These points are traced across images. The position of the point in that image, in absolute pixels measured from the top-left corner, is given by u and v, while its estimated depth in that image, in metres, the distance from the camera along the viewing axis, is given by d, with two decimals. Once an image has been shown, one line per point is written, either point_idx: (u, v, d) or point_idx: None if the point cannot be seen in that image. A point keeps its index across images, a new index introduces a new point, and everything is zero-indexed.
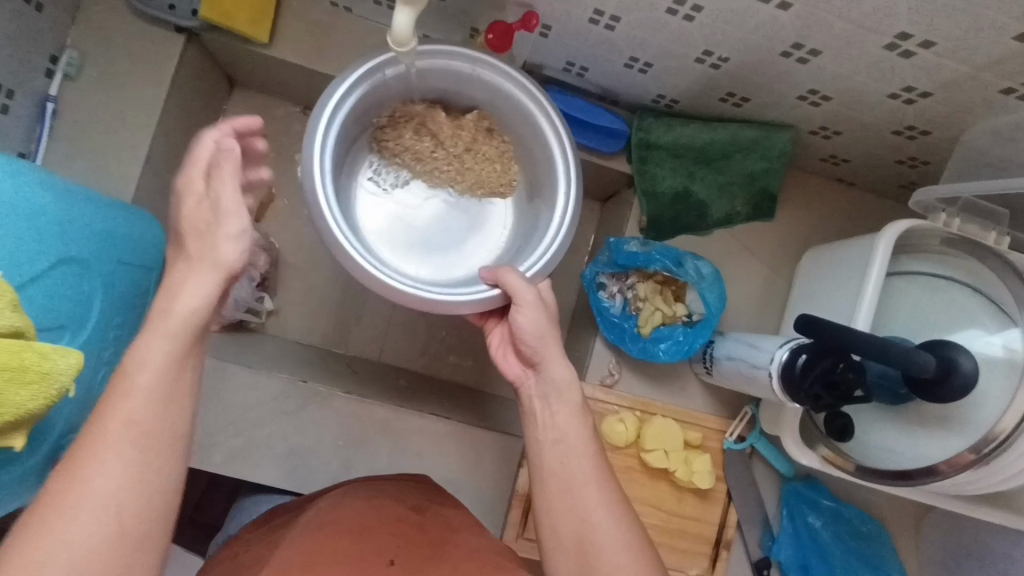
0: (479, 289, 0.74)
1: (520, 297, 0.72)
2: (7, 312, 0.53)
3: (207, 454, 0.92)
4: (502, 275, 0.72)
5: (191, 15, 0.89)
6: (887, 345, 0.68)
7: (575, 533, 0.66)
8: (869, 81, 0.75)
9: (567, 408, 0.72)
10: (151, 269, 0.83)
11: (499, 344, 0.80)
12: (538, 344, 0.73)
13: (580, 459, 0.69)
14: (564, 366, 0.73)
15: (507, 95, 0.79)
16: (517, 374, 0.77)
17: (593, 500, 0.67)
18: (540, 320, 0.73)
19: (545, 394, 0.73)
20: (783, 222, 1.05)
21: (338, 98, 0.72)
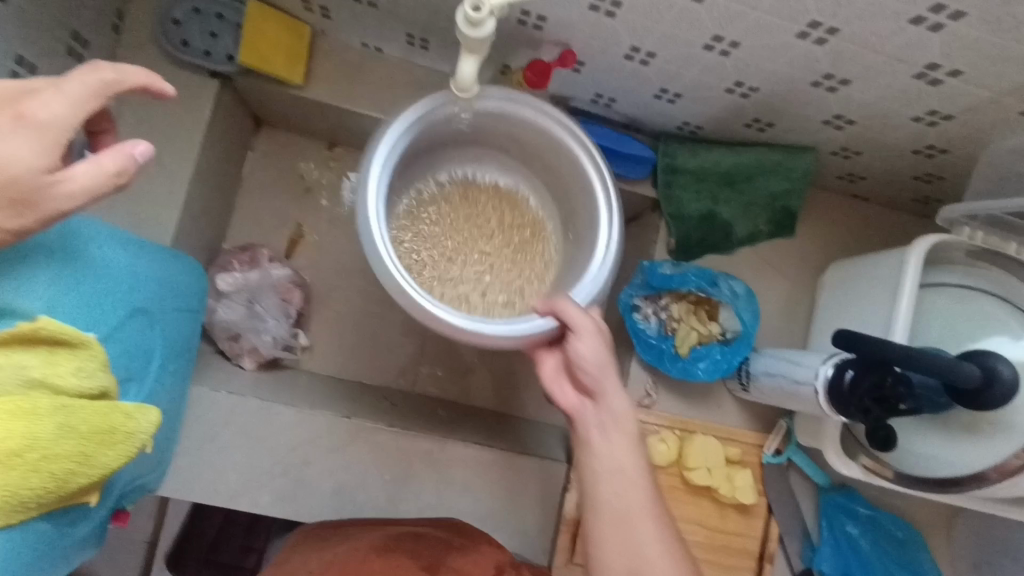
0: (531, 322, 0.75)
1: (581, 327, 0.72)
2: (96, 371, 0.54)
3: (256, 496, 0.92)
4: (560, 304, 0.73)
5: (227, 60, 0.89)
6: (930, 355, 0.70)
7: (627, 567, 0.68)
8: (894, 106, 0.80)
9: (624, 441, 0.72)
10: (195, 313, 0.84)
11: (552, 372, 0.78)
12: (600, 376, 0.72)
13: (637, 486, 0.70)
14: (622, 398, 0.73)
15: (552, 142, 0.83)
16: (573, 402, 0.75)
17: (649, 534, 0.68)
18: (602, 353, 0.72)
19: (603, 425, 0.73)
20: (804, 239, 1.09)
21: (395, 131, 0.75)
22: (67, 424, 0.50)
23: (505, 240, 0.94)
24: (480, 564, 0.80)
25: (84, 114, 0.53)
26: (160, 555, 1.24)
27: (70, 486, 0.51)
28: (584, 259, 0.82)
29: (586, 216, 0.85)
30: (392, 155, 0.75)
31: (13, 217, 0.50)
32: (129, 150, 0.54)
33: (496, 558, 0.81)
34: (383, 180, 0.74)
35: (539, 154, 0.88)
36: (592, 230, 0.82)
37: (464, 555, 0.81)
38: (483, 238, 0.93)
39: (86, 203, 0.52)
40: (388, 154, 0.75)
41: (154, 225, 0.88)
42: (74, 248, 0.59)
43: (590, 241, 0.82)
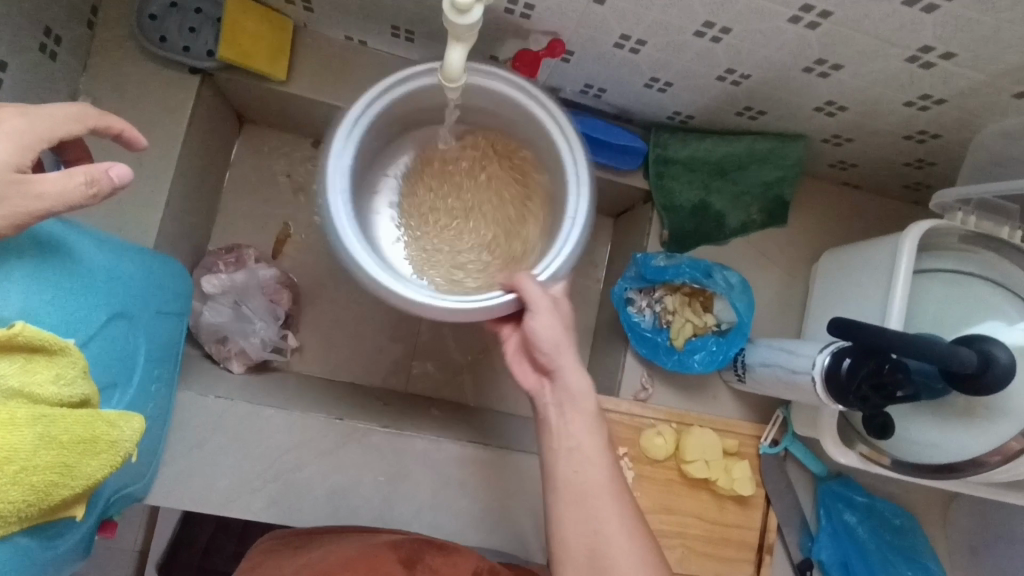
0: (491, 295, 0.71)
1: (536, 305, 0.69)
2: (78, 379, 0.52)
3: (248, 501, 0.90)
4: (519, 281, 0.70)
5: (208, 56, 0.87)
6: (924, 340, 0.69)
7: (586, 545, 0.66)
8: (887, 91, 0.79)
9: (583, 419, 0.71)
10: (179, 315, 0.82)
11: (513, 350, 0.78)
12: (555, 352, 0.72)
13: (598, 464, 0.70)
14: (581, 376, 0.72)
15: (523, 112, 0.78)
16: (533, 384, 0.76)
17: (606, 511, 0.67)
18: (556, 329, 0.71)
19: (561, 403, 0.72)
20: (798, 228, 1.08)
21: (364, 103, 0.72)
22: (47, 434, 0.49)
23: (497, 199, 0.84)
24: (458, 567, 0.80)
25: (60, 136, 0.52)
26: (150, 561, 1.22)
27: (52, 497, 0.50)
28: (557, 229, 0.76)
29: (558, 197, 0.78)
30: (363, 119, 0.73)
31: None
32: (107, 169, 0.52)
33: (474, 566, 0.81)
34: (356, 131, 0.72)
35: (518, 135, 0.83)
36: (561, 216, 0.76)
37: (444, 556, 0.81)
38: (468, 195, 0.84)
39: (58, 210, 0.49)
40: (361, 119, 0.73)
41: (136, 227, 0.86)
42: (53, 249, 0.57)
43: (559, 228, 0.76)
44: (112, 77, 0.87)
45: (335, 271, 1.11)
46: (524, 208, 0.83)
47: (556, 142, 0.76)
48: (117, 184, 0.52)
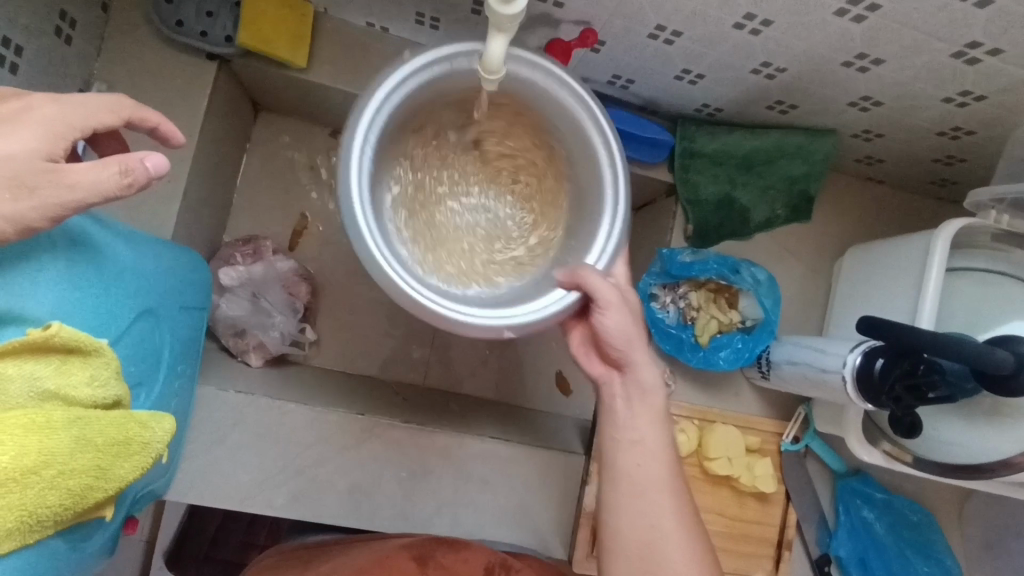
0: (553, 297, 0.69)
1: (606, 300, 0.66)
2: (111, 380, 0.51)
3: (268, 497, 0.89)
4: (583, 275, 0.66)
5: (225, 41, 0.84)
6: (962, 340, 0.68)
7: (641, 539, 0.67)
8: (926, 87, 0.78)
9: (650, 413, 0.71)
10: (200, 310, 0.80)
11: (579, 344, 0.77)
12: (628, 348, 0.70)
13: (657, 461, 0.70)
14: (652, 370, 0.71)
15: (561, 109, 0.70)
16: (601, 374, 0.75)
17: (664, 507, 0.68)
18: (629, 324, 0.69)
19: (630, 395, 0.72)
20: (822, 223, 1.07)
21: (383, 93, 0.64)
22: (83, 437, 0.47)
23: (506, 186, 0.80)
24: (470, 563, 0.79)
25: (93, 126, 0.50)
26: (159, 549, 1.21)
27: (87, 501, 0.49)
28: (586, 220, 0.72)
29: (589, 197, 0.72)
30: (382, 112, 0.64)
31: (7, 201, 0.44)
32: (142, 157, 0.47)
33: (486, 559, 0.81)
34: (368, 147, 0.63)
35: (545, 123, 0.74)
36: (593, 211, 0.72)
37: (455, 552, 0.80)
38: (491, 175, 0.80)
39: (91, 201, 0.46)
40: (377, 117, 0.64)
41: (154, 218, 0.83)
42: (82, 245, 0.54)
43: (591, 225, 0.72)
44: (128, 63, 0.84)
45: (351, 262, 1.10)
46: (539, 200, 0.80)
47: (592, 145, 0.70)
48: (153, 174, 0.48)
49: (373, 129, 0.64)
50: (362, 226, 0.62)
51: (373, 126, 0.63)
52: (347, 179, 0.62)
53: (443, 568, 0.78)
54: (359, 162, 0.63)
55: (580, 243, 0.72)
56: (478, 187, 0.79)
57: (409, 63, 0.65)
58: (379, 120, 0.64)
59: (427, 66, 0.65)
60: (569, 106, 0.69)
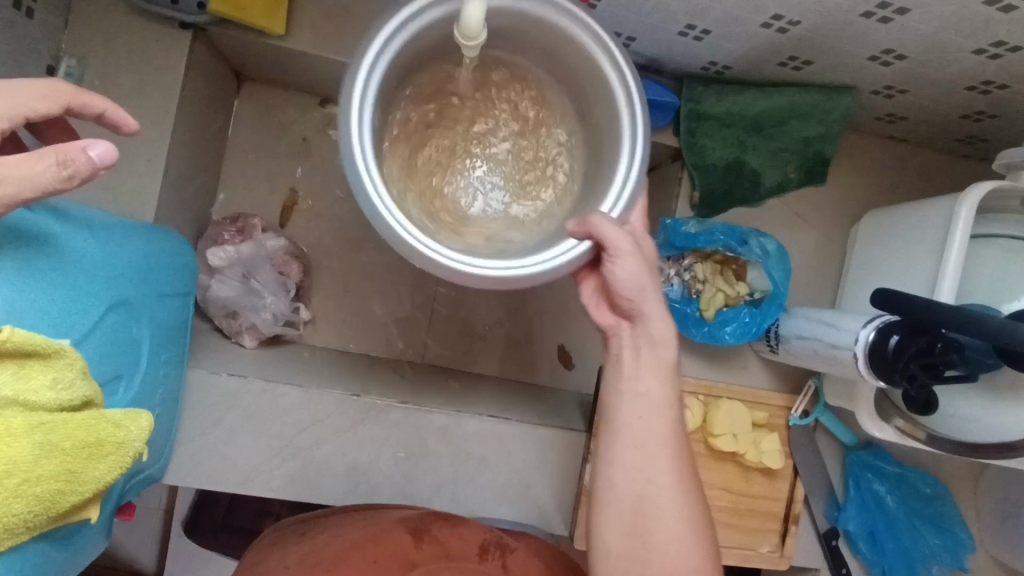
0: (565, 247, 0.63)
1: (617, 248, 0.61)
2: (76, 382, 0.49)
3: (266, 480, 0.88)
4: (593, 225, 0.61)
5: (198, 9, 0.78)
6: (982, 317, 0.63)
7: (636, 494, 0.65)
8: (955, 38, 0.71)
9: (657, 368, 0.68)
10: (187, 293, 0.78)
11: (591, 294, 0.72)
12: (638, 298, 0.66)
13: (660, 414, 0.67)
14: (666, 323, 0.67)
15: (581, 55, 0.65)
16: (613, 324, 0.71)
17: (662, 464, 0.66)
18: (640, 271, 0.64)
19: (638, 346, 0.69)
20: (838, 186, 1.00)
21: (379, 43, 0.59)
22: (47, 442, 0.46)
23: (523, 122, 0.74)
24: (465, 539, 0.79)
25: (22, 114, 0.47)
26: (176, 518, 1.24)
27: (58, 505, 0.48)
28: (605, 170, 0.67)
29: (608, 143, 0.68)
30: (371, 83, 0.59)
31: None
32: (84, 147, 0.43)
33: (482, 536, 0.80)
34: (367, 106, 0.59)
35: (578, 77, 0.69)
36: (609, 164, 0.66)
37: (451, 527, 0.80)
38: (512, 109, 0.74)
39: (28, 196, 0.43)
40: (378, 65, 0.59)
41: (135, 201, 0.80)
42: (30, 240, 0.52)
43: (604, 177, 0.67)
44: (98, 36, 0.79)
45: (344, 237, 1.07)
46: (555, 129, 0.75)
47: (610, 85, 0.64)
48: (98, 164, 0.44)
49: (373, 75, 0.59)
50: (367, 188, 0.58)
51: (364, 103, 0.58)
52: (349, 143, 0.58)
53: (438, 542, 0.77)
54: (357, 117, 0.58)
55: (596, 191, 0.67)
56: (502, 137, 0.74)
57: (384, 27, 0.59)
58: (373, 86, 0.59)
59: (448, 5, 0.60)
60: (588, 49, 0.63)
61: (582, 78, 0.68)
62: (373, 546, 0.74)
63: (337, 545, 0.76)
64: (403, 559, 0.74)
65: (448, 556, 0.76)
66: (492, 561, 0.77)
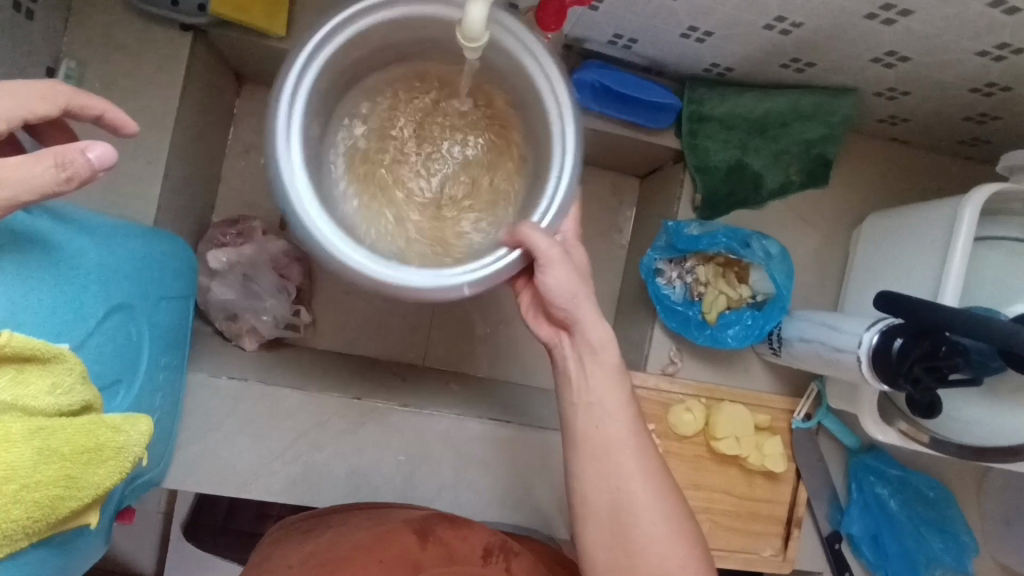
0: (495, 256, 0.62)
1: (547, 258, 0.62)
2: (77, 387, 0.49)
3: (266, 484, 0.88)
4: (524, 234, 0.61)
5: (198, 10, 0.78)
6: (987, 320, 0.63)
7: (609, 502, 0.65)
8: (959, 39, 0.71)
9: (605, 372, 0.67)
10: (187, 296, 0.78)
11: (529, 306, 0.72)
12: (573, 305, 0.66)
13: (615, 419, 0.66)
14: (601, 326, 0.67)
15: (512, 66, 0.64)
16: (550, 336, 0.71)
17: (626, 465, 0.65)
18: (571, 279, 0.65)
19: (580, 356, 0.68)
20: (840, 188, 1.00)
21: (305, 56, 0.58)
22: (47, 447, 0.45)
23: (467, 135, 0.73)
24: (469, 542, 0.78)
25: (23, 115, 0.47)
26: (173, 522, 1.23)
27: (58, 511, 0.47)
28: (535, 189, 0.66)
29: (544, 148, 0.66)
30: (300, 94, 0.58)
31: None
32: (83, 148, 0.43)
33: (486, 539, 0.79)
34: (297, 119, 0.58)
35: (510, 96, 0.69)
36: (543, 174, 0.65)
37: (455, 529, 0.79)
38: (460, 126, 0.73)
39: (28, 199, 0.42)
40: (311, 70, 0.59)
41: (135, 203, 0.80)
42: (32, 243, 0.51)
43: (542, 181, 0.66)
44: (98, 38, 0.79)
45: None
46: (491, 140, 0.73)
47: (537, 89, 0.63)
48: (98, 166, 0.43)
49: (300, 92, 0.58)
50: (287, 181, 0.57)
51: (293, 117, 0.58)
52: (277, 149, 0.58)
53: (443, 543, 0.77)
54: (285, 124, 0.58)
55: (534, 195, 0.66)
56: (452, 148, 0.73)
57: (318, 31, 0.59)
58: (301, 104, 0.58)
59: (377, 11, 0.60)
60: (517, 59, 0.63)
61: (523, 100, 0.68)
62: (378, 547, 0.74)
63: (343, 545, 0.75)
64: (408, 561, 0.74)
65: (453, 559, 0.76)
66: (496, 565, 0.76)
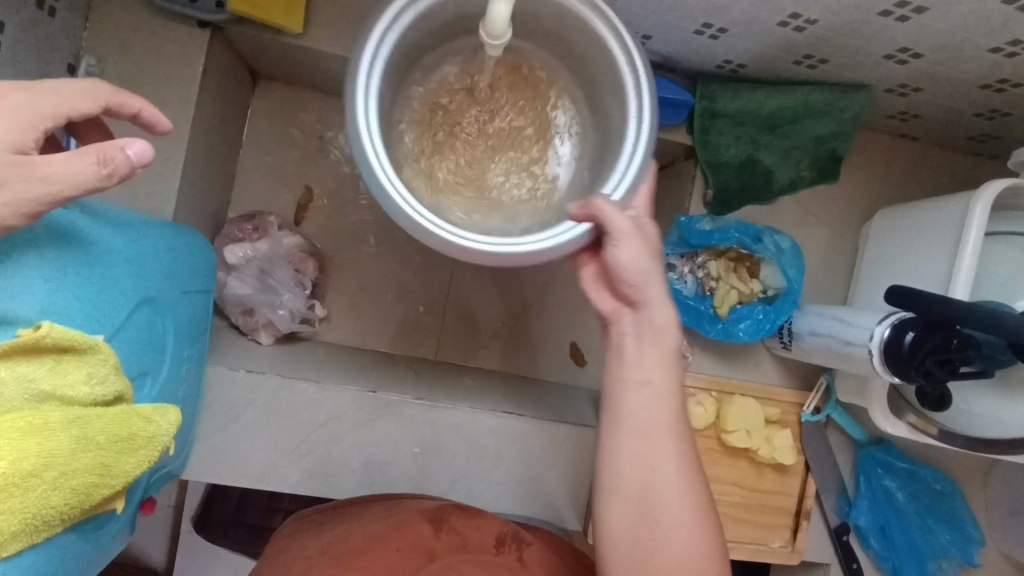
0: (565, 228, 0.66)
1: (620, 229, 0.63)
2: (110, 376, 0.50)
3: (284, 475, 0.89)
4: (598, 207, 0.63)
5: (217, 8, 0.79)
6: (997, 314, 0.64)
7: (640, 483, 0.65)
8: (973, 36, 0.72)
9: (660, 355, 0.67)
10: (207, 292, 0.79)
11: (591, 278, 0.72)
12: (643, 282, 0.65)
13: (666, 404, 0.66)
14: (667, 310, 0.66)
15: (576, 26, 0.67)
16: (612, 310, 0.70)
17: (666, 451, 0.65)
18: (644, 256, 0.64)
19: (640, 335, 0.67)
20: (850, 184, 1.01)
21: (384, 26, 0.62)
22: (84, 436, 0.47)
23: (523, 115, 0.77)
24: (483, 531, 0.79)
25: (65, 112, 0.48)
26: (187, 514, 1.24)
27: (93, 498, 0.49)
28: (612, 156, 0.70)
29: (616, 129, 0.70)
30: (381, 53, 0.62)
31: None
32: (122, 145, 0.45)
33: (500, 528, 0.81)
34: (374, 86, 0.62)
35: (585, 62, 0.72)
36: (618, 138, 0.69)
37: (468, 518, 0.81)
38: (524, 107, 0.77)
39: (69, 193, 0.43)
40: (384, 44, 0.62)
41: (155, 198, 0.81)
42: (69, 238, 0.53)
43: (614, 150, 0.69)
44: (118, 35, 0.80)
45: (357, 234, 1.08)
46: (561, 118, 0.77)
47: (612, 59, 0.67)
48: (136, 163, 0.45)
49: (382, 48, 0.62)
50: (374, 164, 0.61)
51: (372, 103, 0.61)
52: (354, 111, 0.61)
53: (456, 532, 0.78)
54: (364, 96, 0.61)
55: (604, 169, 0.70)
56: (507, 120, 0.76)
57: (388, 11, 0.62)
58: (381, 57, 0.62)
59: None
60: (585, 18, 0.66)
61: (599, 77, 0.72)
62: (393, 535, 0.76)
63: (361, 536, 0.76)
64: (422, 548, 0.75)
65: (467, 546, 0.76)
66: (509, 554, 0.77)
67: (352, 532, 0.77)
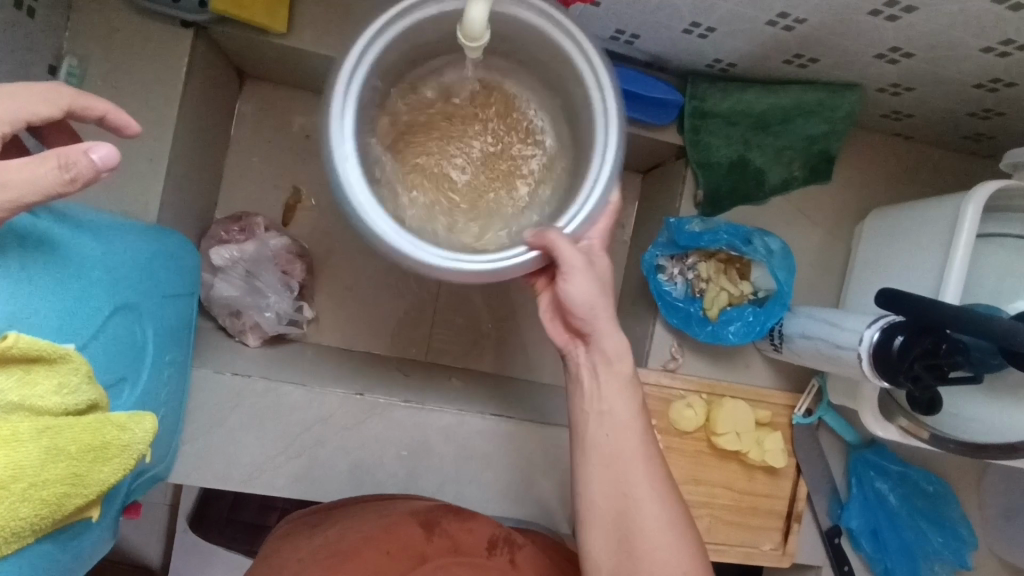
0: (515, 251, 0.63)
1: (570, 265, 0.63)
2: (82, 386, 0.49)
3: (271, 479, 0.89)
4: (551, 239, 0.62)
5: (199, 7, 0.78)
6: (985, 317, 0.63)
7: (615, 508, 0.66)
8: (964, 35, 0.70)
9: (620, 382, 0.69)
10: (191, 294, 0.78)
11: (547, 307, 0.73)
12: (592, 316, 0.67)
13: (628, 429, 0.68)
14: (620, 339, 0.69)
15: (541, 36, 0.65)
16: (567, 342, 0.73)
17: (637, 474, 0.66)
18: (591, 289, 0.66)
19: (596, 366, 0.70)
20: (842, 184, 1.00)
21: (358, 52, 0.60)
22: (54, 446, 0.46)
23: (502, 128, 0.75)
24: (475, 534, 0.79)
25: (26, 117, 0.47)
26: (181, 514, 1.24)
27: (64, 508, 0.48)
28: (585, 175, 0.67)
29: (587, 148, 0.68)
30: (355, 82, 0.60)
31: None
32: (86, 149, 0.43)
33: (491, 532, 0.80)
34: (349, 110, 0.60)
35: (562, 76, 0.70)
36: (585, 171, 0.66)
37: (460, 521, 0.80)
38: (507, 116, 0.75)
39: (32, 201, 0.43)
40: (359, 69, 0.60)
41: (138, 200, 0.80)
42: (38, 244, 0.52)
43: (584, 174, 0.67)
44: (99, 35, 0.79)
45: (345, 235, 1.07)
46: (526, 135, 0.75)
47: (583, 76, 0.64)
48: (100, 167, 0.43)
49: (355, 80, 0.60)
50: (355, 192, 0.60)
51: (346, 116, 0.60)
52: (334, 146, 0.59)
53: (449, 536, 0.77)
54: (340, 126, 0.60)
55: (576, 189, 0.67)
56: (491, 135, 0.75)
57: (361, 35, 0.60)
58: (353, 89, 0.60)
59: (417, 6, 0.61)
60: (553, 35, 0.64)
61: (572, 86, 0.69)
62: (384, 539, 0.75)
63: (350, 536, 0.76)
64: (414, 551, 0.74)
65: (458, 551, 0.76)
66: (501, 556, 0.76)
67: (345, 532, 0.77)
